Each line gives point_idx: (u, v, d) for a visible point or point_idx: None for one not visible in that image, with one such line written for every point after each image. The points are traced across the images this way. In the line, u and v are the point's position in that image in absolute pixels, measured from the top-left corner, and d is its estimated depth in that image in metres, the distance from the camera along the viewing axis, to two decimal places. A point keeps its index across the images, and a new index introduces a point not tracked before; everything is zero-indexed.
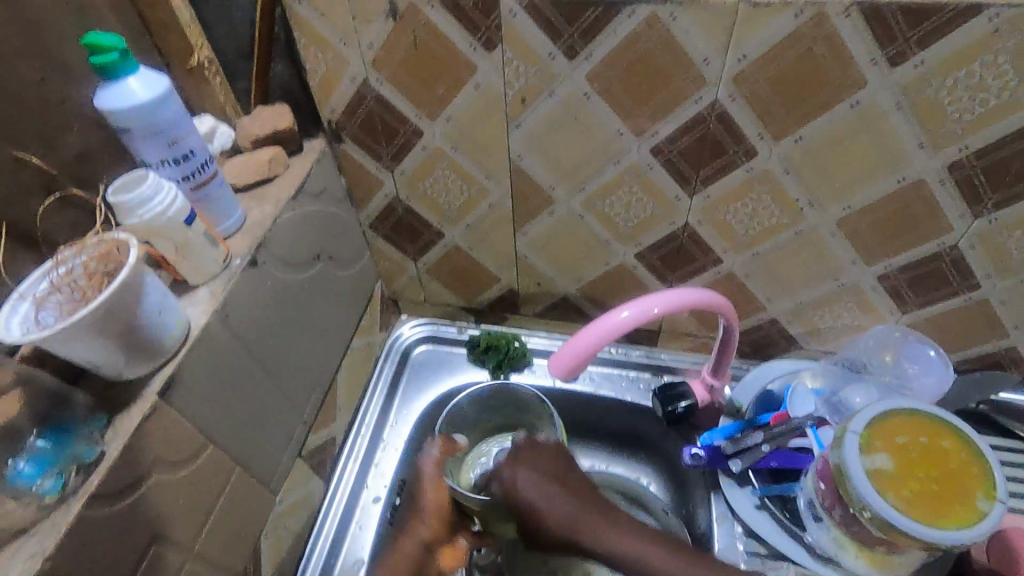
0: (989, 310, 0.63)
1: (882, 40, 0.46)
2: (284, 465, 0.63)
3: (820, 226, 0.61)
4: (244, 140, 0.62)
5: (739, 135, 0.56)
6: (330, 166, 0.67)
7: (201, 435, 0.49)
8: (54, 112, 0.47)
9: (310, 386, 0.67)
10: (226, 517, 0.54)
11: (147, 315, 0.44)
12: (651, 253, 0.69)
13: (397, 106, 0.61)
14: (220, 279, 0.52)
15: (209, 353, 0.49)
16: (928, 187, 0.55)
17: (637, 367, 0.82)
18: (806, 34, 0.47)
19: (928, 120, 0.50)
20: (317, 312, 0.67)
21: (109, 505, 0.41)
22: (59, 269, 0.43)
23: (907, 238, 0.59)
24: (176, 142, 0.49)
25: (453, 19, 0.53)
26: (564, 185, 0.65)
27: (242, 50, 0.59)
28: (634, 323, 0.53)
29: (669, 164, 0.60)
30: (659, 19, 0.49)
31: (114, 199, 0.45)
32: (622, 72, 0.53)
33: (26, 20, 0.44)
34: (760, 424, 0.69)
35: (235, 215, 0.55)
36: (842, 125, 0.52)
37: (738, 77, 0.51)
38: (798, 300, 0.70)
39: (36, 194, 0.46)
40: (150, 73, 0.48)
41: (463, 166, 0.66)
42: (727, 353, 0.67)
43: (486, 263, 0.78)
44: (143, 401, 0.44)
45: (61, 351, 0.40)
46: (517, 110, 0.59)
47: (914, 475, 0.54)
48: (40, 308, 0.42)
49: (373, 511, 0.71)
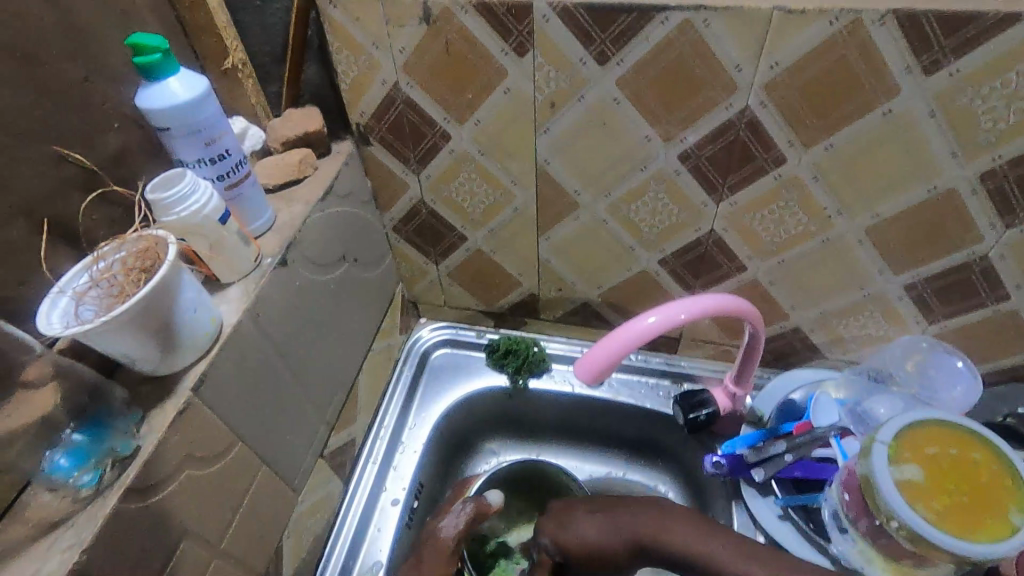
0: (1019, 322, 0.62)
1: (917, 48, 0.46)
2: (307, 465, 0.63)
3: (847, 234, 0.61)
4: (273, 140, 0.63)
5: (768, 141, 0.55)
6: (356, 168, 0.68)
7: (230, 432, 0.49)
8: (96, 110, 0.47)
9: (332, 386, 0.67)
10: (252, 515, 0.54)
11: (181, 311, 0.44)
12: (675, 259, 0.69)
13: (425, 110, 0.62)
14: (252, 277, 0.53)
15: (239, 351, 0.50)
16: (959, 196, 0.54)
17: (657, 375, 0.81)
18: (840, 42, 0.47)
19: (961, 128, 0.50)
20: (341, 313, 0.67)
21: (143, 498, 0.41)
22: (99, 264, 0.44)
23: (937, 247, 0.59)
24: (213, 142, 0.50)
25: (486, 23, 0.53)
26: (589, 190, 0.65)
27: (275, 52, 0.60)
28: (661, 329, 0.53)
29: (696, 170, 0.60)
30: (692, 26, 0.49)
31: (151, 196, 0.46)
32: (652, 79, 0.54)
33: (72, 18, 0.45)
34: (785, 433, 0.68)
35: (265, 214, 0.56)
36: (874, 133, 0.52)
37: (770, 84, 0.51)
38: (823, 309, 0.69)
39: (77, 190, 0.47)
40: (189, 73, 0.48)
41: (489, 170, 0.66)
42: (751, 362, 0.67)
43: (508, 267, 0.78)
44: (177, 396, 0.45)
45: (100, 345, 0.41)
46: (545, 114, 0.59)
47: (943, 488, 0.53)
48: (80, 303, 0.43)
49: (392, 514, 0.71)
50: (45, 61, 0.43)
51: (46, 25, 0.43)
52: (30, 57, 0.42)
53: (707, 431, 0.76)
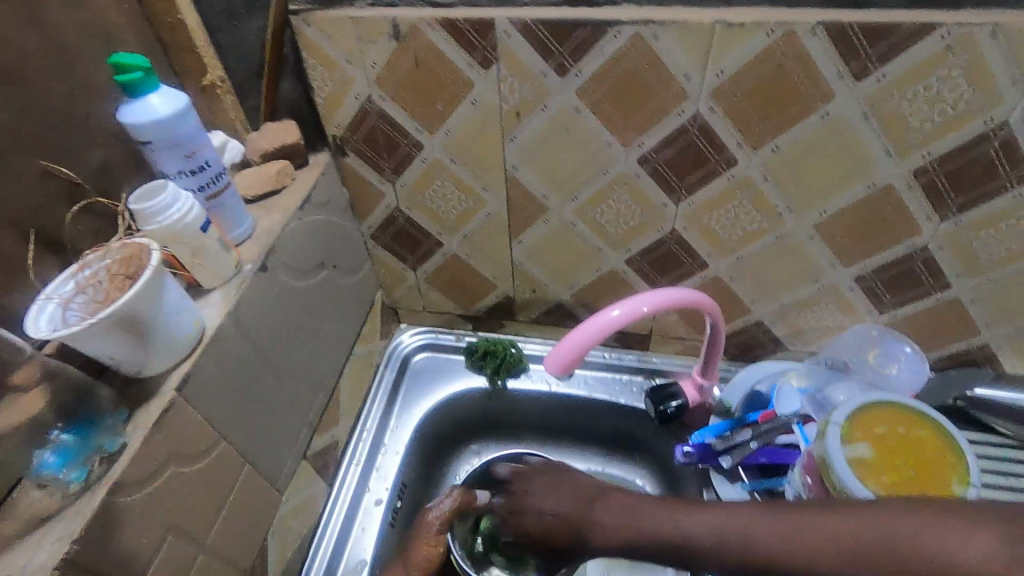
0: (961, 308, 0.66)
1: (847, 57, 0.50)
2: (290, 466, 0.65)
3: (799, 229, 0.65)
4: (252, 153, 0.65)
5: (719, 144, 0.59)
6: (334, 178, 0.71)
7: (214, 431, 0.51)
8: (79, 125, 0.50)
9: (314, 389, 0.69)
10: (235, 513, 0.56)
11: (165, 314, 0.46)
12: (641, 258, 0.73)
13: (398, 121, 0.65)
14: (234, 282, 0.55)
15: (222, 354, 0.52)
16: (895, 192, 0.59)
17: (630, 371, 0.84)
18: (777, 51, 0.52)
19: (892, 129, 0.54)
20: (321, 317, 0.69)
21: (130, 493, 0.43)
22: (84, 272, 0.46)
23: (880, 240, 0.63)
24: (193, 154, 0.52)
25: (452, 39, 0.57)
26: (556, 194, 0.68)
27: (253, 69, 0.63)
28: (624, 322, 0.56)
29: (656, 173, 0.63)
30: (643, 39, 0.53)
31: (135, 207, 0.48)
32: (609, 89, 0.57)
33: (56, 40, 0.47)
34: (750, 423, 0.71)
35: (244, 223, 0.58)
36: (815, 135, 0.56)
37: (717, 92, 0.55)
38: (782, 302, 0.73)
39: (61, 202, 0.49)
40: (169, 90, 0.51)
41: (461, 177, 0.69)
42: (715, 353, 0.70)
43: (483, 271, 0.81)
44: (162, 396, 0.47)
45: (87, 347, 0.43)
46: (512, 123, 0.62)
47: (891, 463, 0.56)
48: (66, 309, 0.44)
49: (375, 514, 0.73)
50: (30, 80, 0.45)
51: (32, 47, 0.45)
52: (15, 76, 0.44)
53: (678, 423, 0.79)
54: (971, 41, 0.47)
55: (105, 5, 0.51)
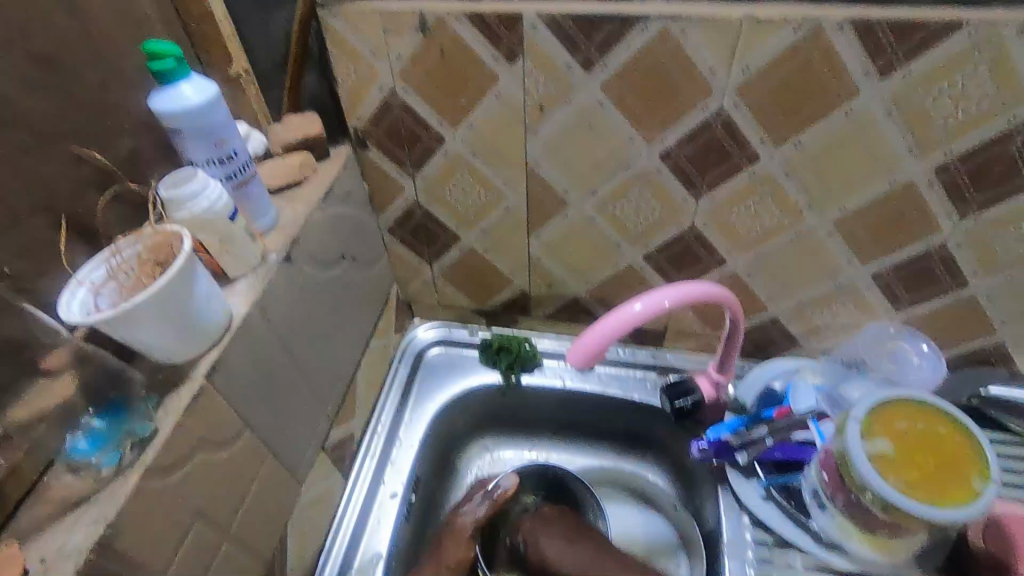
0: (978, 307, 0.67)
1: (874, 54, 0.51)
2: (309, 458, 0.65)
3: (818, 227, 0.65)
4: (275, 144, 0.65)
5: (742, 140, 0.60)
6: (354, 171, 0.71)
7: (240, 420, 0.51)
8: (110, 112, 0.50)
9: (333, 382, 0.69)
10: (258, 503, 0.56)
11: (196, 301, 0.46)
12: (659, 254, 0.73)
13: (421, 114, 0.65)
14: (260, 272, 0.55)
15: (248, 343, 0.52)
16: (917, 189, 0.59)
17: (644, 367, 0.85)
18: (804, 48, 0.52)
19: (915, 126, 0.55)
20: (341, 310, 0.70)
21: (161, 478, 0.43)
22: (116, 258, 0.46)
23: (899, 238, 0.64)
24: (222, 143, 0.52)
25: (479, 33, 0.57)
26: (576, 189, 0.69)
27: (277, 61, 0.63)
28: (647, 315, 0.57)
29: (677, 169, 0.64)
30: (670, 35, 0.53)
31: (165, 194, 0.48)
32: (635, 84, 0.58)
33: (90, 26, 0.47)
34: (766, 419, 0.71)
35: (270, 213, 0.59)
36: (838, 132, 0.57)
37: (742, 88, 0.56)
38: (798, 299, 0.74)
39: (91, 189, 0.49)
40: (199, 78, 0.51)
41: (482, 171, 0.70)
42: (732, 349, 0.70)
43: (500, 266, 0.81)
44: (191, 382, 0.47)
45: (122, 333, 0.43)
46: (535, 118, 0.63)
47: (910, 459, 0.57)
48: (98, 295, 0.45)
49: (391, 507, 0.73)
50: (64, 65, 0.45)
51: (68, 33, 0.45)
52: (51, 61, 0.44)
53: (693, 420, 0.79)
54: (998, 39, 0.48)
55: None
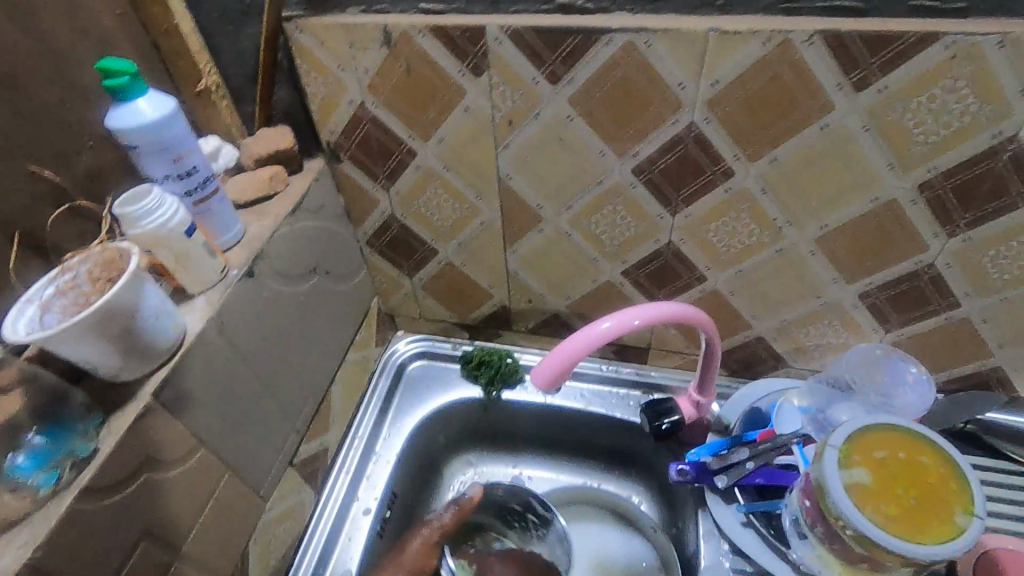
0: (971, 328, 0.64)
1: (847, 67, 0.49)
2: (275, 474, 0.65)
3: (799, 244, 0.63)
4: (246, 157, 0.65)
5: (716, 156, 0.58)
6: (328, 185, 0.71)
7: (193, 437, 0.51)
8: (69, 130, 0.50)
9: (303, 396, 0.69)
10: (214, 521, 0.55)
11: (144, 319, 0.46)
12: (637, 270, 0.71)
13: (392, 128, 0.64)
14: (218, 288, 0.55)
15: (203, 360, 0.52)
16: (900, 206, 0.56)
17: (627, 384, 0.82)
18: (773, 61, 0.50)
19: (895, 141, 0.52)
20: (312, 324, 0.69)
21: (100, 499, 0.43)
22: (64, 276, 0.47)
23: (885, 258, 0.61)
24: (180, 159, 0.52)
25: (443, 46, 0.56)
26: (550, 203, 0.67)
27: (248, 75, 0.63)
28: (615, 334, 0.55)
29: (650, 184, 0.62)
30: (635, 48, 0.52)
31: (119, 210, 0.48)
32: (601, 98, 0.56)
33: (47, 44, 0.48)
34: (748, 441, 0.69)
35: (234, 228, 0.58)
36: (814, 147, 0.55)
37: (713, 101, 0.54)
38: (783, 318, 0.71)
39: (47, 205, 0.49)
40: (157, 94, 0.51)
41: (455, 186, 0.69)
42: (711, 370, 0.68)
43: (479, 280, 0.80)
44: (138, 401, 0.46)
45: (63, 351, 0.43)
46: (505, 132, 0.62)
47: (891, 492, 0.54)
48: (46, 312, 0.45)
49: (363, 523, 0.72)
50: (16, 83, 0.46)
51: (20, 52, 0.46)
52: (3, 79, 0.45)
53: (674, 440, 0.76)
54: (978, 51, 0.45)
55: (99, 11, 0.52)
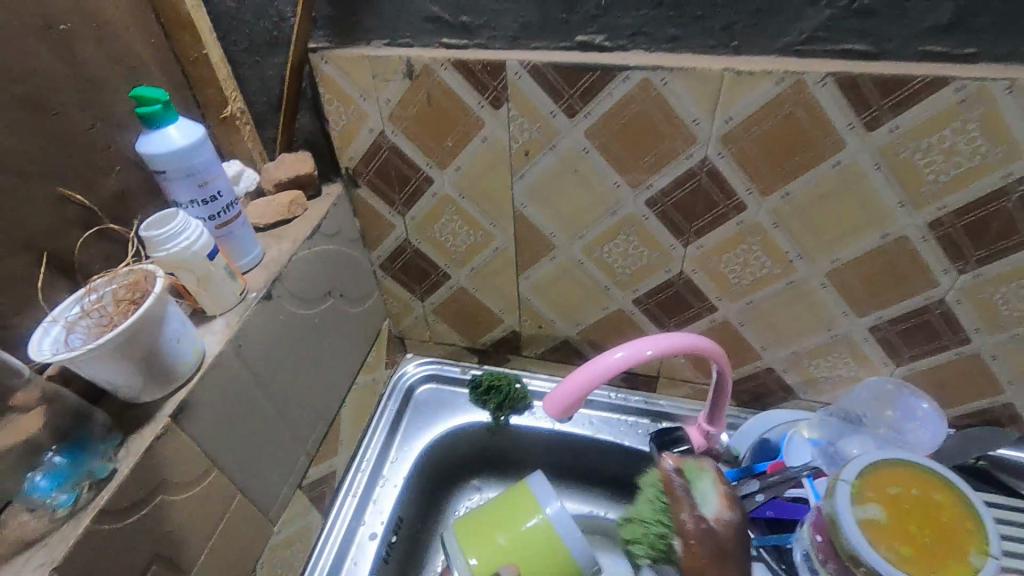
0: (982, 365, 0.64)
1: (858, 107, 0.50)
2: (284, 496, 0.65)
3: (810, 277, 0.63)
4: (266, 182, 0.66)
5: (729, 190, 0.59)
6: (345, 209, 0.72)
7: (206, 459, 0.51)
8: (100, 155, 0.52)
9: (313, 418, 0.69)
10: (223, 543, 0.55)
11: (165, 341, 0.47)
12: (648, 298, 0.72)
13: (410, 156, 0.66)
14: (237, 310, 0.55)
15: (220, 382, 0.52)
16: (911, 243, 0.57)
17: (636, 413, 0.82)
18: (786, 100, 0.51)
19: (906, 180, 0.53)
20: (325, 345, 0.70)
21: (114, 520, 0.43)
22: (90, 297, 0.47)
23: (896, 292, 0.61)
24: (206, 184, 0.54)
25: (464, 79, 0.58)
26: (563, 231, 0.68)
27: (272, 103, 0.65)
28: (628, 363, 0.55)
29: (663, 215, 0.63)
30: (652, 84, 0.53)
31: (145, 233, 0.50)
32: (617, 131, 0.58)
33: (83, 73, 0.50)
34: (758, 473, 0.69)
35: (253, 252, 0.59)
36: (825, 184, 0.56)
37: (726, 137, 0.55)
38: (793, 349, 0.71)
39: (75, 227, 0.50)
40: (186, 121, 0.53)
41: (470, 212, 0.70)
42: (721, 401, 0.68)
43: (490, 305, 0.81)
44: (156, 422, 0.47)
45: (86, 372, 0.44)
46: (521, 162, 0.63)
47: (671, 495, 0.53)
48: (71, 332, 0.45)
49: (369, 548, 0.71)
50: (53, 110, 0.47)
51: (58, 80, 0.47)
52: (41, 106, 0.46)
53: None
54: (987, 96, 0.47)
55: (132, 40, 0.54)
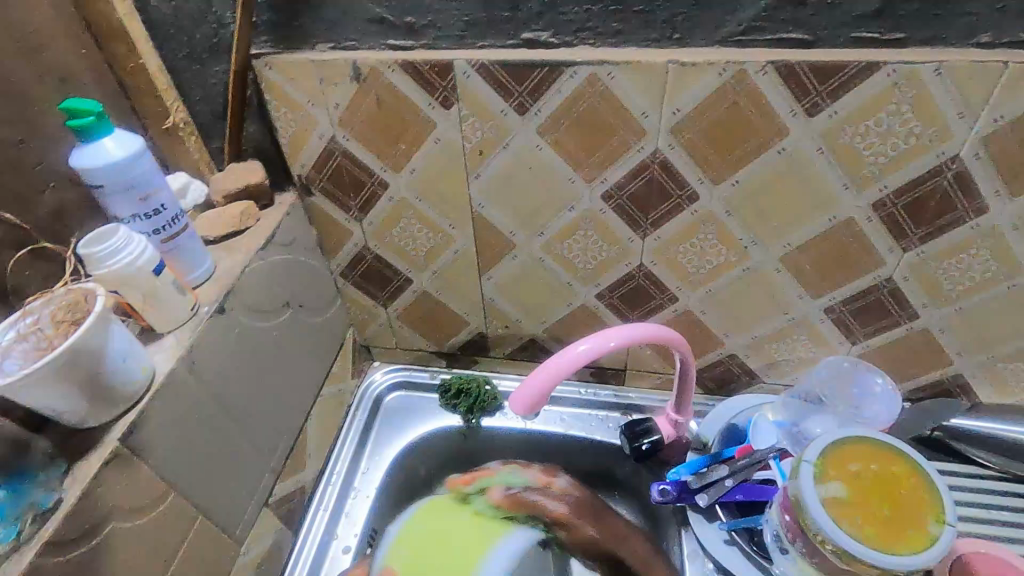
0: (931, 338, 0.66)
1: (799, 95, 0.51)
2: (251, 515, 0.63)
3: (764, 262, 0.65)
4: (214, 192, 0.65)
5: (681, 180, 0.60)
6: (300, 217, 0.70)
7: (163, 481, 0.50)
8: (30, 173, 0.49)
9: (278, 433, 0.67)
10: (185, 567, 0.54)
11: (111, 362, 0.45)
12: (611, 292, 0.72)
13: (364, 161, 0.65)
14: (189, 326, 0.54)
15: (174, 400, 0.51)
16: (857, 224, 0.59)
17: (607, 407, 0.82)
18: (728, 91, 0.53)
19: (848, 164, 0.55)
20: (286, 358, 0.68)
21: (63, 551, 0.42)
22: (26, 320, 0.45)
23: (846, 273, 0.63)
24: (147, 198, 0.52)
25: (413, 81, 0.57)
26: (522, 229, 0.68)
27: (216, 111, 0.63)
28: (591, 356, 0.55)
29: (619, 209, 0.64)
30: (599, 79, 0.54)
31: (86, 251, 0.48)
32: (568, 128, 0.58)
33: (9, 88, 0.47)
34: (726, 458, 0.69)
35: (204, 265, 0.57)
36: (773, 170, 0.57)
37: (675, 129, 0.56)
38: (755, 334, 0.73)
39: (8, 247, 0.48)
40: (124, 133, 0.51)
41: (428, 215, 0.69)
42: (687, 390, 0.69)
43: (455, 307, 0.80)
44: (104, 447, 0.45)
45: (23, 399, 0.42)
46: (475, 161, 0.63)
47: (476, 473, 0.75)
48: (5, 358, 0.43)
49: (343, 561, 0.70)
50: None
51: None
52: None
53: (655, 460, 0.77)
54: (917, 78, 0.48)
55: (62, 52, 0.52)
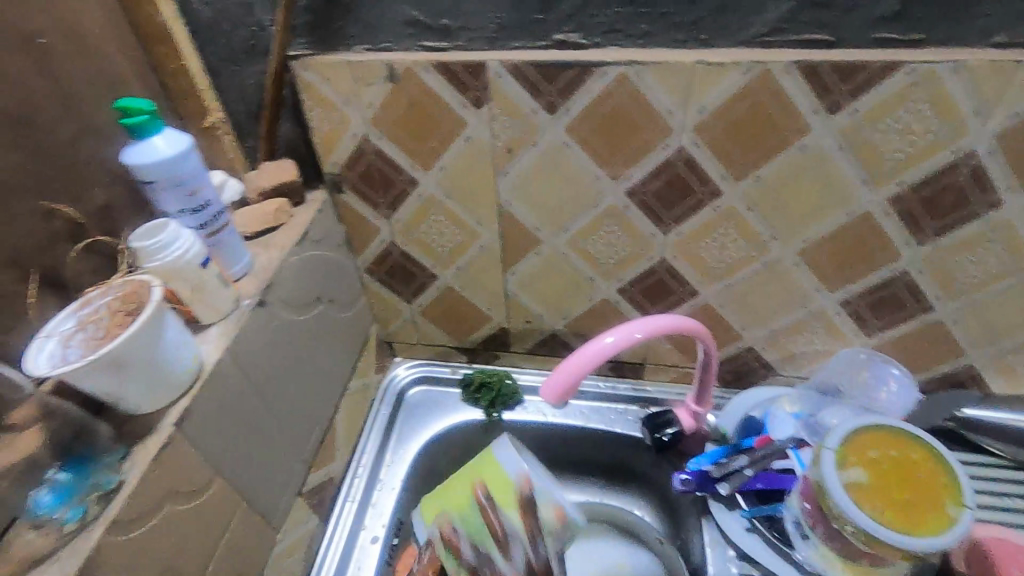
0: (945, 330, 0.68)
1: (821, 93, 0.53)
2: (285, 504, 0.65)
3: (783, 257, 0.67)
4: (250, 190, 0.67)
5: (704, 176, 0.62)
6: (330, 214, 0.72)
7: (210, 467, 0.51)
8: (84, 170, 0.51)
9: (310, 424, 0.69)
10: (228, 552, 0.55)
11: (165, 351, 0.47)
12: (632, 287, 0.74)
13: (394, 159, 0.67)
14: (232, 318, 0.56)
15: (220, 389, 0.52)
16: (875, 219, 0.61)
17: (626, 400, 0.84)
18: (752, 90, 0.55)
19: (867, 160, 0.57)
20: (317, 351, 0.70)
21: (123, 531, 0.44)
22: (85, 310, 0.47)
23: (863, 267, 0.65)
24: (194, 194, 0.54)
25: (446, 81, 0.59)
26: (547, 225, 0.70)
27: (252, 111, 0.65)
28: (619, 347, 0.57)
29: (643, 205, 0.66)
30: (627, 79, 0.56)
31: (138, 244, 0.50)
32: (596, 126, 0.60)
33: (66, 88, 0.49)
34: (745, 448, 0.71)
35: (243, 259, 0.59)
36: (794, 166, 0.59)
37: (700, 126, 0.58)
38: (773, 327, 0.75)
39: (63, 241, 0.50)
40: (172, 131, 0.53)
41: (455, 211, 0.71)
42: (707, 382, 0.71)
43: (477, 303, 0.82)
44: (159, 433, 0.47)
45: (86, 386, 0.43)
46: (504, 159, 0.65)
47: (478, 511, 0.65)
48: (67, 346, 0.45)
49: (372, 551, 0.71)
50: (37, 126, 0.47)
51: (39, 94, 0.47)
52: (24, 121, 0.46)
53: (675, 451, 0.79)
54: (935, 77, 0.51)
55: (111, 53, 0.54)
